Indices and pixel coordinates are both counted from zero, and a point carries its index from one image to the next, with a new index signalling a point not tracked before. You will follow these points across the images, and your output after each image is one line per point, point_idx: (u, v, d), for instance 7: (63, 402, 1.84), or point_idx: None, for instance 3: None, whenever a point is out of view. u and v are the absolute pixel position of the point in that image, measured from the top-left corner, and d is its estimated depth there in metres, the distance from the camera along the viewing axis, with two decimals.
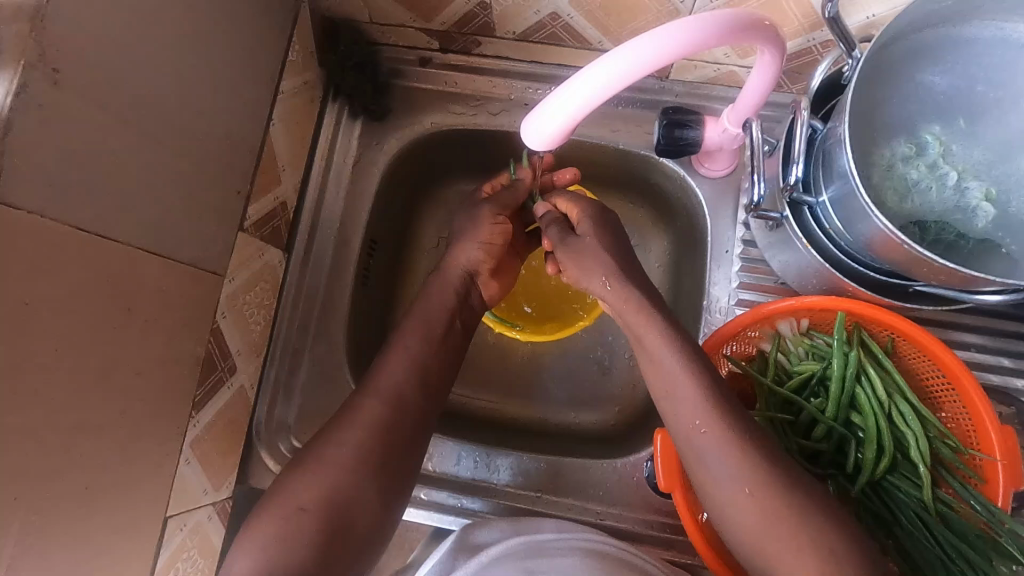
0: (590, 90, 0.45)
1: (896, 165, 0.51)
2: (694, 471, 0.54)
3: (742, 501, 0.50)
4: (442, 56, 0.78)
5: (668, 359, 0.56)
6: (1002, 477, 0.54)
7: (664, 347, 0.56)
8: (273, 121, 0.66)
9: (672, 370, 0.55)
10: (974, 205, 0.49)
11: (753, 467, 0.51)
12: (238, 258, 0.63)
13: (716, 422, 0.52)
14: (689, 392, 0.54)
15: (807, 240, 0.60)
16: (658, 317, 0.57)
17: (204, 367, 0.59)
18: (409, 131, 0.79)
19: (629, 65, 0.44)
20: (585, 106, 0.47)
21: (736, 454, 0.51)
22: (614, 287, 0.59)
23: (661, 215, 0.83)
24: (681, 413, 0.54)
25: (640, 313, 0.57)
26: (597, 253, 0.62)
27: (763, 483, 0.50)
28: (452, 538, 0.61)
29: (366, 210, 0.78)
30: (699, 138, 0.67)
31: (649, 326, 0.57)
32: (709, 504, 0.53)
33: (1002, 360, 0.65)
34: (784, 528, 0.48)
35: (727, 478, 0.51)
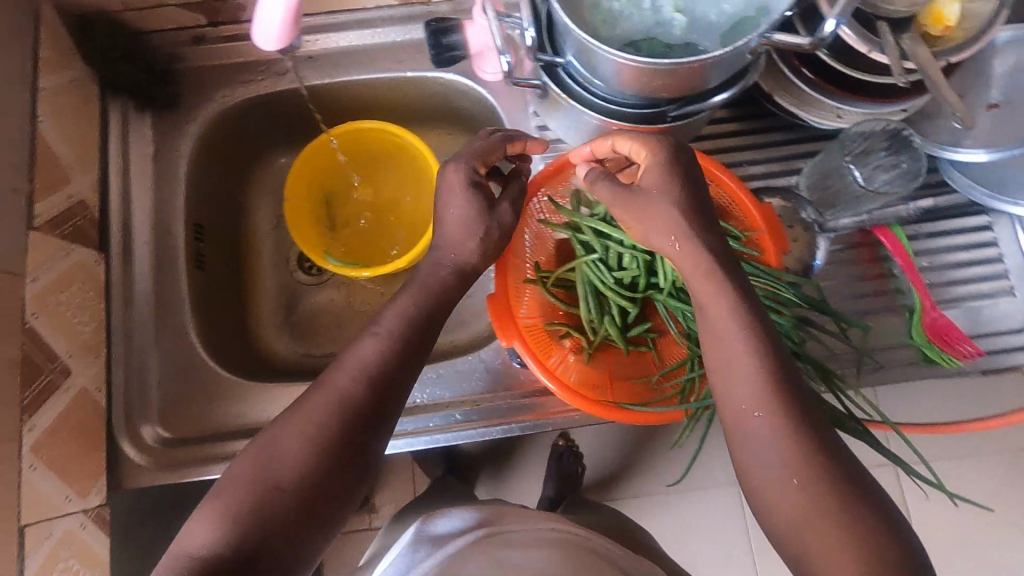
0: None
1: (601, 2, 0.57)
2: (736, 452, 0.48)
3: (782, 487, 0.44)
4: (215, 31, 0.79)
5: (730, 336, 0.49)
6: (772, 247, 0.63)
7: (729, 310, 0.49)
8: (41, 117, 0.65)
9: (724, 324, 0.49)
10: (669, 18, 0.57)
11: (803, 452, 0.44)
12: (36, 257, 0.62)
13: (773, 406, 0.46)
14: (749, 366, 0.47)
15: (569, 96, 0.67)
16: (731, 280, 0.50)
17: (26, 369, 0.58)
18: (203, 111, 0.80)
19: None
20: (289, 7, 0.49)
21: (787, 444, 0.44)
22: (685, 249, 0.52)
23: (471, 132, 0.89)
24: (733, 386, 0.48)
25: (696, 268, 0.51)
26: (663, 203, 0.53)
27: (812, 468, 0.43)
28: (410, 533, 0.65)
29: (181, 195, 0.78)
30: (464, 41, 0.72)
31: (716, 293, 0.50)
32: (747, 490, 0.47)
33: (767, 166, 0.77)
34: (829, 521, 0.41)
35: (773, 462, 0.45)
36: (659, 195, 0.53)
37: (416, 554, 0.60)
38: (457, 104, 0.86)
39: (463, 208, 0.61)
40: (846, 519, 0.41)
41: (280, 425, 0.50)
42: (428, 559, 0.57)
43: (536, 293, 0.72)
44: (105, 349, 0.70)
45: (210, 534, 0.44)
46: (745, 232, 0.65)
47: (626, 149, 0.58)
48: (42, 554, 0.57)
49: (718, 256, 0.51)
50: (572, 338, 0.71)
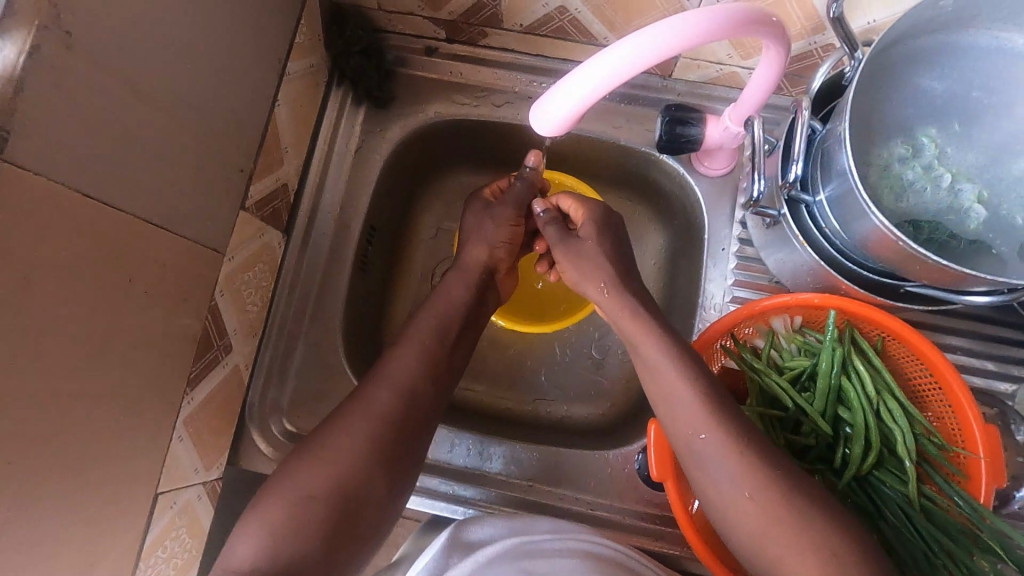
0: (572, 97, 0.46)
1: (892, 165, 0.51)
2: (696, 475, 0.54)
3: (743, 506, 0.50)
4: (448, 46, 0.79)
5: (661, 362, 0.57)
6: (985, 475, 0.55)
7: (656, 348, 0.58)
8: (279, 101, 0.66)
9: (664, 371, 0.56)
10: (966, 207, 0.50)
11: (754, 471, 0.51)
12: (237, 237, 0.63)
13: (713, 424, 0.53)
14: (684, 394, 0.55)
15: (804, 239, 0.61)
16: (653, 324, 0.59)
17: (200, 344, 0.60)
18: (411, 120, 0.80)
19: (643, 47, 0.43)
20: (571, 112, 0.47)
21: (735, 460, 0.51)
22: (611, 290, 0.63)
23: (659, 212, 0.83)
24: (680, 418, 0.55)
25: (635, 320, 0.60)
26: (598, 256, 0.65)
27: (766, 486, 0.50)
28: (445, 535, 0.59)
29: (367, 196, 0.78)
30: (701, 135, 0.68)
31: (643, 331, 0.59)
32: (714, 514, 0.53)
33: (987, 364, 0.67)
34: (786, 534, 0.48)
35: (727, 481, 0.51)
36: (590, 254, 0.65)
37: (453, 560, 0.56)
38: (656, 180, 0.80)
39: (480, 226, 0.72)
40: (799, 532, 0.48)
41: (323, 439, 0.55)
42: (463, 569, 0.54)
43: None
44: (262, 329, 0.72)
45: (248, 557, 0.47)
46: (956, 448, 0.57)
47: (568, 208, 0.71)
48: (165, 520, 0.59)
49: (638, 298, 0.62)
50: None
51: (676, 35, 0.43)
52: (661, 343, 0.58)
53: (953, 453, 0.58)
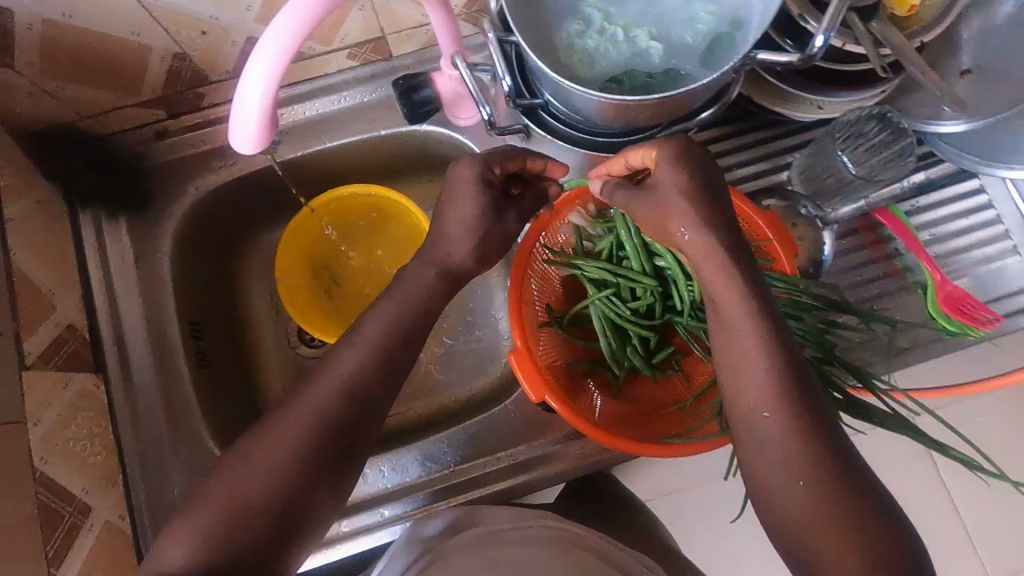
0: (249, 94, 0.46)
1: (575, 42, 0.56)
2: (748, 459, 0.47)
3: (793, 494, 0.44)
4: (176, 122, 0.77)
5: (742, 323, 0.47)
6: (782, 252, 0.63)
7: (741, 303, 0.47)
8: (13, 248, 0.62)
9: (743, 332, 0.47)
10: (645, 47, 0.57)
11: (810, 453, 0.43)
12: (34, 398, 0.58)
13: (778, 404, 0.45)
14: (752, 368, 0.46)
15: (553, 136, 0.65)
16: (739, 278, 0.47)
17: (44, 520, 0.55)
18: (178, 205, 0.77)
19: (269, 57, 0.45)
20: (258, 111, 0.47)
21: (798, 442, 0.44)
22: (696, 240, 0.48)
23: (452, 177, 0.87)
24: (742, 381, 0.47)
25: (718, 274, 0.48)
26: (672, 195, 0.49)
27: (816, 453, 0.44)
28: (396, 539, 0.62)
29: (170, 295, 0.75)
30: (435, 94, 0.71)
31: (732, 298, 0.47)
32: (753, 490, 0.47)
33: (758, 167, 0.77)
34: (827, 520, 0.42)
35: (780, 459, 0.44)
36: (664, 204, 0.50)
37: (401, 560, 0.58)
38: (434, 150, 0.83)
39: (472, 208, 0.56)
40: (848, 524, 0.41)
41: None
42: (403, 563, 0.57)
43: (554, 336, 0.71)
44: (120, 475, 0.67)
45: (184, 555, 0.44)
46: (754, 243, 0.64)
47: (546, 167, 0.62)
48: None
49: (730, 248, 0.48)
50: (596, 376, 0.71)
51: (291, 31, 0.45)
52: (747, 305, 0.47)
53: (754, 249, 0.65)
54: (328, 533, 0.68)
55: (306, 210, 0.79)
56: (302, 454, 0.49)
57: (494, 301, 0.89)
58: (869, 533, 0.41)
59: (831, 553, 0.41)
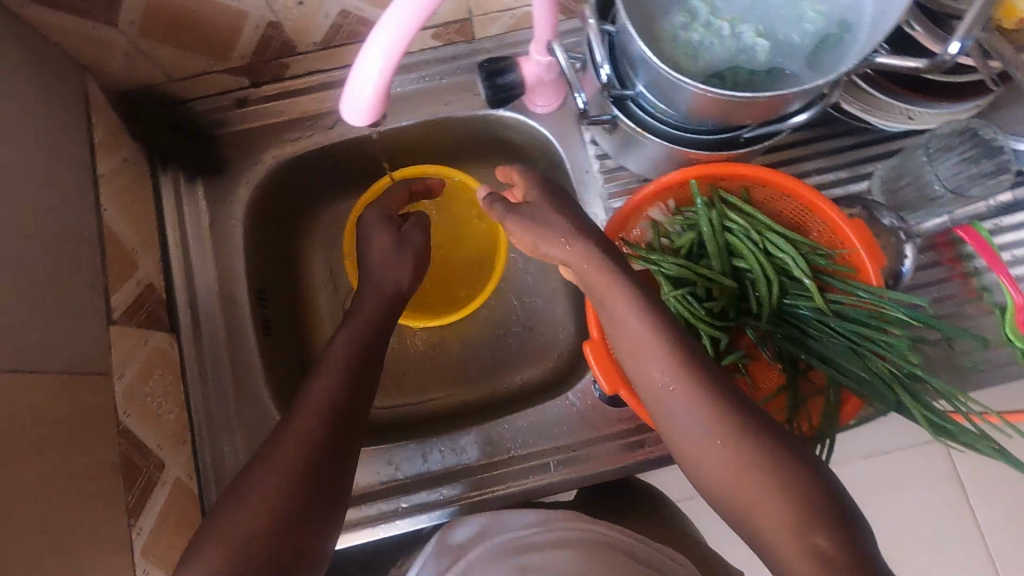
0: (373, 65, 0.46)
1: (679, 34, 0.56)
2: (664, 426, 0.53)
3: (717, 453, 0.49)
4: (257, 91, 0.77)
5: (634, 321, 0.53)
6: (868, 262, 0.62)
7: (633, 312, 0.53)
8: (104, 205, 0.63)
9: (642, 334, 0.53)
10: (751, 44, 0.56)
11: (721, 416, 0.49)
12: (119, 353, 0.60)
13: (685, 378, 0.51)
14: (657, 354, 0.52)
15: (643, 129, 0.65)
16: (619, 282, 0.54)
17: (126, 472, 0.56)
18: (253, 173, 0.78)
19: (395, 30, 0.44)
20: (378, 82, 0.47)
21: (708, 408, 0.49)
22: (567, 249, 0.56)
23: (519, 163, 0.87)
24: (649, 371, 0.53)
25: (599, 274, 0.54)
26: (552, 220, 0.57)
27: (738, 433, 0.48)
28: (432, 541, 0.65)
29: (242, 262, 0.76)
30: (519, 78, 0.70)
31: (611, 285, 0.54)
32: (687, 467, 0.52)
33: (837, 174, 0.76)
34: (757, 483, 0.47)
35: (700, 434, 0.49)
36: (543, 228, 0.57)
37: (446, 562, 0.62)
38: (505, 136, 0.83)
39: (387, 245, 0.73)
40: (775, 484, 0.46)
41: None
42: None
43: None
44: (189, 434, 0.68)
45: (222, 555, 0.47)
46: (839, 251, 0.63)
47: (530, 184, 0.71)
48: None
49: (600, 251, 0.55)
50: None
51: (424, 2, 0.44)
52: (636, 308, 0.53)
53: (838, 257, 0.64)
54: (387, 508, 0.69)
55: (388, 179, 0.80)
56: (311, 429, 0.56)
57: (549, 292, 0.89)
58: (819, 510, 0.45)
59: (768, 518, 0.46)
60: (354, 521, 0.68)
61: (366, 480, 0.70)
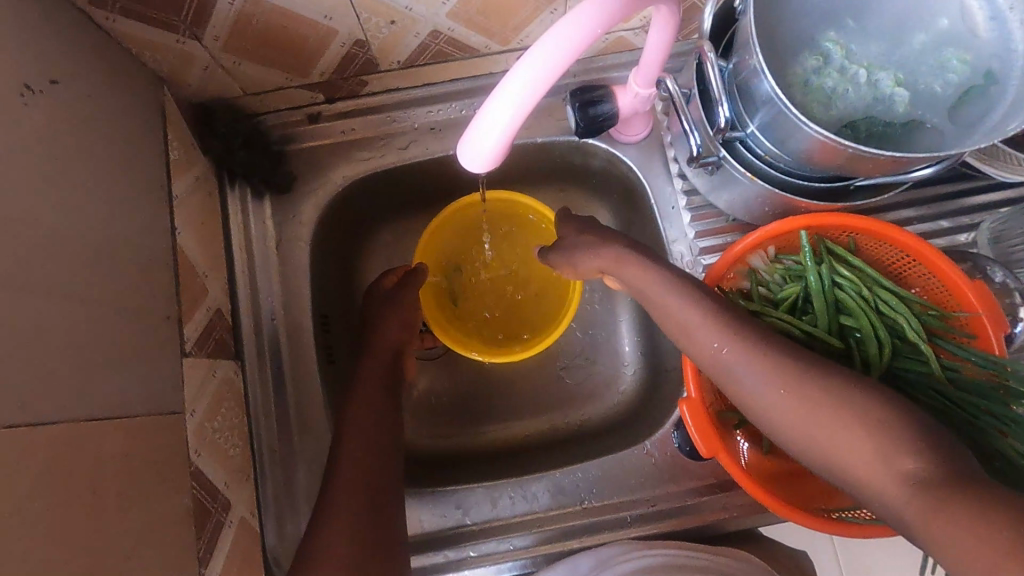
0: (506, 106, 0.43)
1: (811, 78, 0.52)
2: (732, 391, 0.55)
3: (783, 401, 0.51)
4: (331, 107, 0.74)
5: (671, 301, 0.58)
6: (989, 328, 0.58)
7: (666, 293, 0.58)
8: (179, 227, 0.60)
9: (680, 309, 0.57)
10: (889, 93, 0.52)
11: (779, 365, 0.51)
12: (191, 387, 0.57)
13: (732, 337, 0.54)
14: (697, 318, 0.56)
15: (750, 171, 0.61)
16: (654, 266, 0.60)
17: (198, 516, 0.53)
18: (321, 192, 0.74)
19: (538, 70, 0.41)
20: (509, 124, 0.44)
21: (763, 361, 0.52)
22: (605, 259, 0.64)
23: (593, 190, 0.83)
24: (697, 339, 0.56)
25: (628, 263, 0.62)
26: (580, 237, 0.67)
27: (794, 377, 0.51)
28: None
29: (308, 286, 0.72)
30: (614, 109, 0.66)
31: (645, 278, 0.60)
32: (764, 424, 0.53)
33: (941, 223, 0.70)
34: (830, 416, 0.48)
35: (760, 388, 0.52)
36: (588, 251, 0.66)
37: None
38: (582, 162, 0.79)
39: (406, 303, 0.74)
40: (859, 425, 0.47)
41: None
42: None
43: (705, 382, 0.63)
44: (253, 468, 0.66)
45: None
46: (956, 313, 0.59)
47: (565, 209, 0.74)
48: None
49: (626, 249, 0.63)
50: (745, 427, 0.66)
51: (565, 48, 0.40)
52: (664, 280, 0.59)
53: (954, 319, 0.60)
54: (455, 556, 0.66)
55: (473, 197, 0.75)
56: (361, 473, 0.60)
57: (616, 319, 0.82)
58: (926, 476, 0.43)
59: (851, 452, 0.47)
60: (421, 568, 0.66)
61: (432, 523, 0.67)
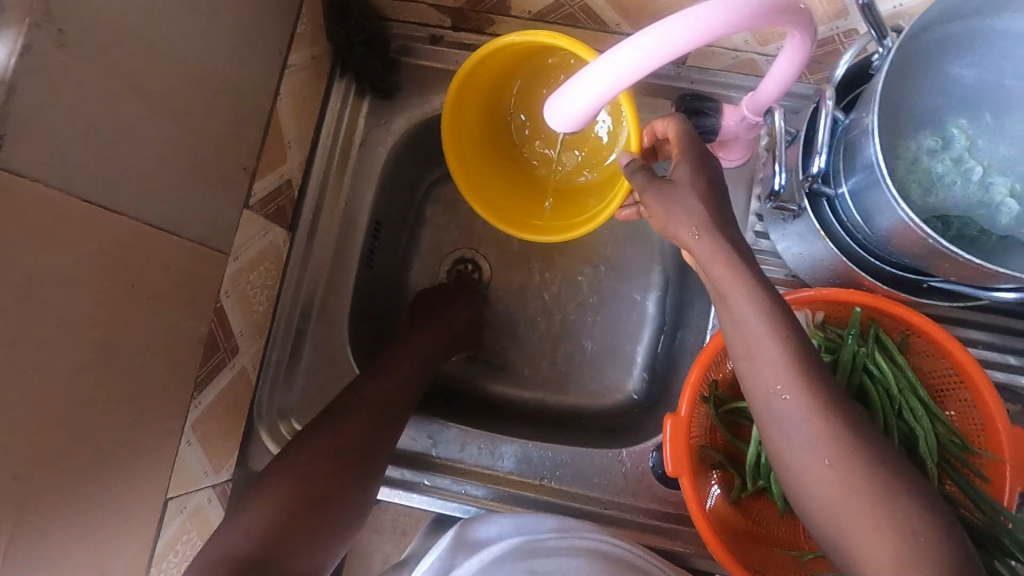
0: (615, 71, 0.43)
1: (921, 158, 0.50)
2: (770, 439, 0.46)
3: (820, 476, 0.43)
4: (454, 35, 0.76)
5: (756, 323, 0.45)
6: (1008, 477, 0.55)
7: (751, 307, 0.45)
8: (281, 94, 0.64)
9: (755, 331, 0.45)
10: (997, 201, 0.49)
11: (835, 437, 0.43)
12: (242, 236, 0.61)
13: (802, 387, 0.44)
14: (771, 354, 0.45)
15: (824, 233, 0.59)
16: (749, 271, 0.46)
17: (207, 347, 0.59)
18: (417, 111, 0.78)
19: (654, 47, 0.42)
20: (609, 90, 0.44)
21: (820, 426, 0.43)
22: (706, 240, 0.47)
23: None
24: (761, 374, 0.46)
25: (730, 268, 0.46)
26: (685, 195, 0.49)
27: (846, 454, 0.43)
28: (449, 534, 0.59)
29: (372, 189, 0.76)
30: (716, 126, 0.65)
31: (739, 285, 0.46)
32: (785, 483, 0.46)
33: (1008, 358, 0.65)
34: (859, 502, 0.41)
35: (805, 449, 0.44)
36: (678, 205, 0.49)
37: (458, 559, 0.56)
38: None
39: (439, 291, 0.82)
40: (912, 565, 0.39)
41: None
42: (468, 567, 0.54)
43: (701, 413, 0.66)
44: (268, 329, 0.71)
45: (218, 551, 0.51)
46: (979, 450, 0.56)
47: (663, 130, 0.59)
48: (174, 526, 0.59)
49: (736, 244, 0.47)
50: (721, 471, 0.66)
51: (686, 38, 0.41)
52: (755, 295, 0.45)
53: (975, 455, 0.57)
54: (410, 478, 0.69)
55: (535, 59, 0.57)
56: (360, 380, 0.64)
57: (640, 328, 0.81)
58: None
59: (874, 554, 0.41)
60: None
61: (402, 443, 0.71)
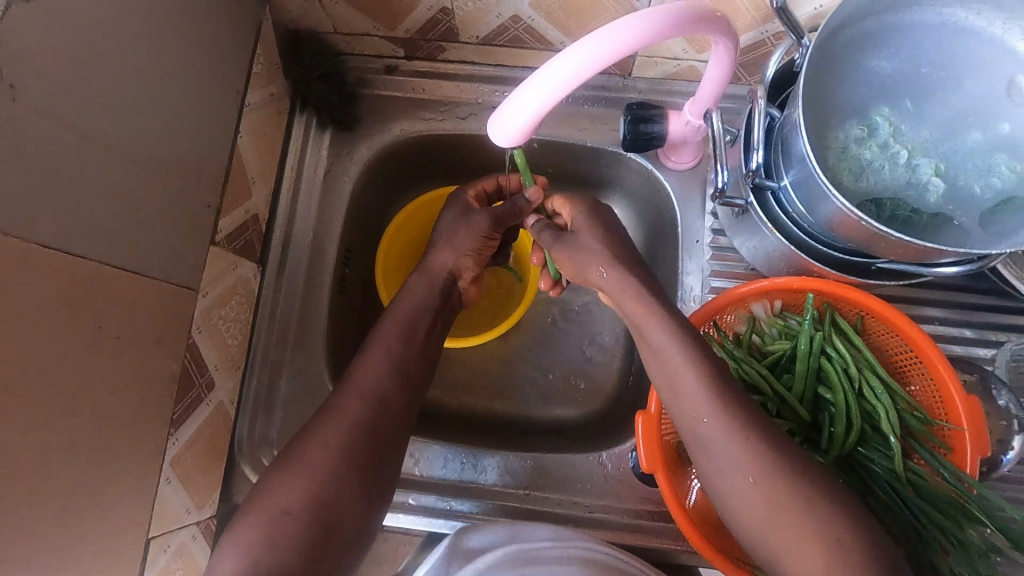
0: (547, 90, 0.45)
1: (850, 147, 0.53)
2: (700, 460, 0.51)
3: (747, 492, 0.48)
4: (408, 64, 0.79)
5: (669, 347, 0.52)
6: (969, 445, 0.56)
7: (663, 336, 0.52)
8: (241, 133, 0.66)
9: (673, 360, 0.52)
10: (925, 181, 0.52)
11: (756, 454, 0.48)
12: (209, 273, 0.63)
13: (722, 409, 0.49)
14: (690, 377, 0.51)
15: (773, 225, 0.61)
16: (657, 305, 0.54)
17: (181, 384, 0.59)
18: (377, 139, 0.80)
19: (579, 64, 0.44)
20: (544, 105, 0.47)
21: (740, 444, 0.48)
22: (611, 276, 0.56)
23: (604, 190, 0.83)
24: (683, 404, 0.51)
25: (638, 302, 0.54)
26: (589, 245, 0.59)
27: (764, 467, 0.47)
28: (444, 544, 0.62)
29: (340, 217, 0.78)
30: (664, 131, 0.68)
31: (650, 318, 0.54)
32: (719, 497, 0.51)
33: (965, 332, 0.68)
34: None
35: (728, 466, 0.48)
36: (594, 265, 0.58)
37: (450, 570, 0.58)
38: (620, 177, 0.80)
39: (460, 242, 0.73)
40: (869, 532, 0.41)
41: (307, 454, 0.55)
42: None
43: None
44: (244, 362, 0.71)
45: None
46: (940, 421, 0.58)
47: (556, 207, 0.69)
48: (158, 565, 0.58)
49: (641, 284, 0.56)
50: None
51: (607, 54, 0.43)
52: (666, 329, 0.53)
53: (937, 426, 0.59)
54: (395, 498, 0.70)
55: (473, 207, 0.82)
56: None
57: (612, 334, 0.83)
58: None
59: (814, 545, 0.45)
60: None
61: None
